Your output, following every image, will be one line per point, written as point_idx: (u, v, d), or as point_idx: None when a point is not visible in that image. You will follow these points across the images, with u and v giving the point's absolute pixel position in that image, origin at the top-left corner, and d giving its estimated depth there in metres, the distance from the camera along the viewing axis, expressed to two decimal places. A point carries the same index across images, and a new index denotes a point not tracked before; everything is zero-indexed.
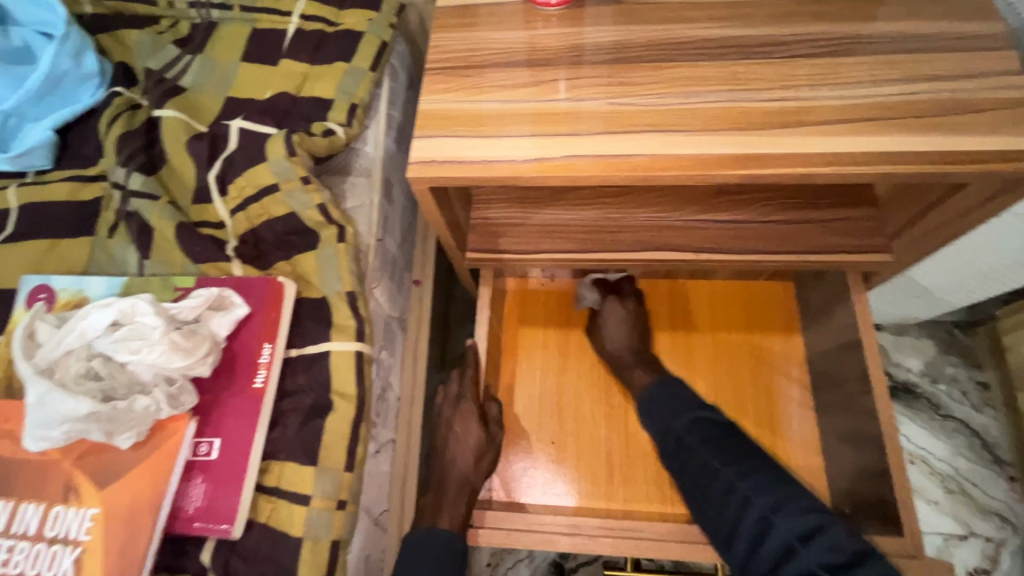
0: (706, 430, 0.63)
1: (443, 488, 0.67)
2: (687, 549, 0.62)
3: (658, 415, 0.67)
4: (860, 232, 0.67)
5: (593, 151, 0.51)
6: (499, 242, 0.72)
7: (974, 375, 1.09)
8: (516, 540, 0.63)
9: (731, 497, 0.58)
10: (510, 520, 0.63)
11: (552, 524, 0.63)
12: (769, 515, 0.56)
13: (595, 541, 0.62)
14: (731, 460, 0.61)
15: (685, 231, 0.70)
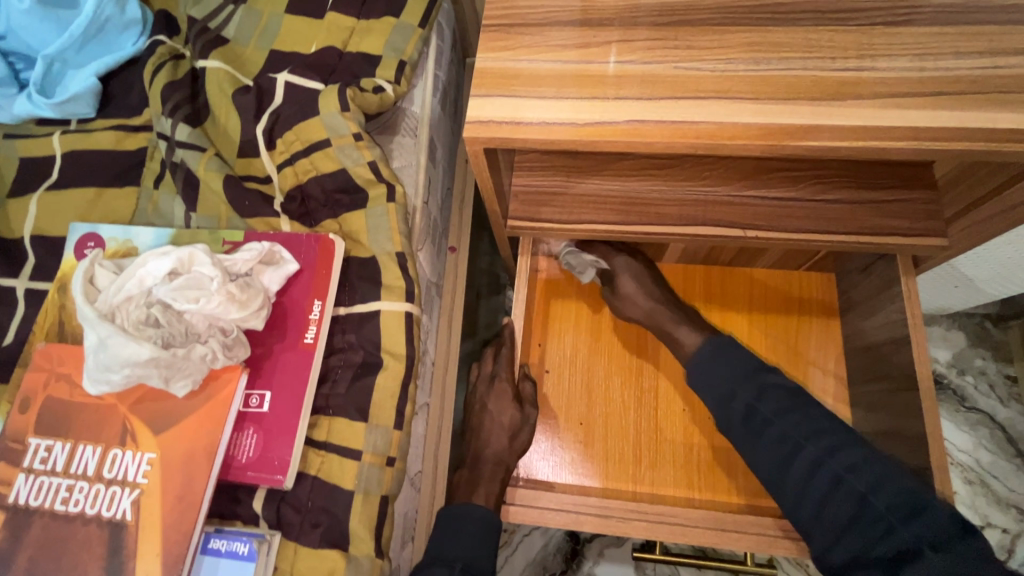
0: (777, 396, 0.59)
1: (477, 467, 0.63)
2: (720, 537, 0.59)
3: (714, 386, 0.62)
4: (916, 214, 0.65)
5: (654, 116, 0.49)
6: (541, 210, 0.71)
7: (1002, 369, 1.08)
8: (548, 520, 0.59)
9: (804, 465, 0.56)
10: (543, 500, 0.60)
11: (583, 506, 0.60)
12: (842, 481, 0.54)
13: (628, 524, 0.59)
14: (812, 434, 0.57)
15: (731, 207, 0.68)
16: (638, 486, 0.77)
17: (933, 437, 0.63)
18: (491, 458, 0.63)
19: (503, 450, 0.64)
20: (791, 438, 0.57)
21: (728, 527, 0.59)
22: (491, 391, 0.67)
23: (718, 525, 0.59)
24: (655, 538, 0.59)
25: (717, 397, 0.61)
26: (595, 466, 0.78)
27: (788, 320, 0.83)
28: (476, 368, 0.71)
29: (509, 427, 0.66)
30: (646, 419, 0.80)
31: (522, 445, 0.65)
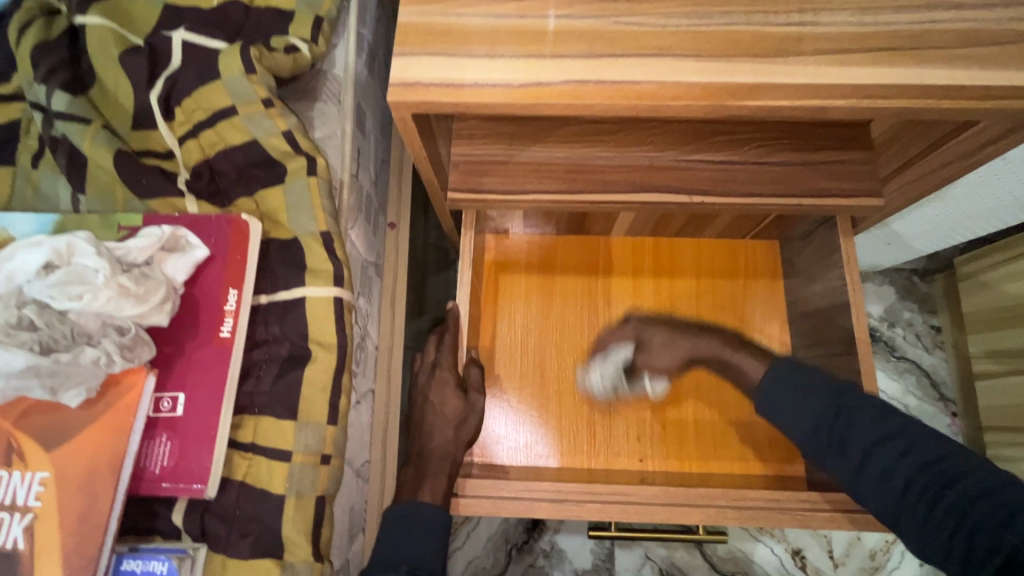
0: (870, 420, 0.53)
1: (424, 461, 0.60)
2: (673, 511, 0.59)
3: (803, 417, 0.57)
4: (854, 174, 0.66)
5: (594, 76, 0.45)
6: (483, 181, 0.68)
7: (928, 320, 1.14)
8: (500, 509, 0.58)
9: (922, 500, 0.48)
10: (496, 489, 0.59)
11: (539, 490, 0.59)
12: (987, 506, 0.45)
13: (581, 507, 0.59)
14: (907, 464, 0.50)
15: (677, 172, 0.67)
16: (591, 462, 0.79)
17: (870, 393, 0.65)
18: (436, 451, 0.61)
19: (449, 443, 0.62)
20: (889, 469, 0.50)
21: (680, 500, 0.60)
22: (433, 381, 0.65)
23: (670, 500, 0.60)
24: (609, 518, 0.59)
25: (807, 431, 0.56)
26: (549, 445, 0.80)
27: (734, 288, 0.84)
28: (420, 356, 0.68)
29: (455, 419, 0.63)
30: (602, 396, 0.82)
31: (468, 439, 0.63)
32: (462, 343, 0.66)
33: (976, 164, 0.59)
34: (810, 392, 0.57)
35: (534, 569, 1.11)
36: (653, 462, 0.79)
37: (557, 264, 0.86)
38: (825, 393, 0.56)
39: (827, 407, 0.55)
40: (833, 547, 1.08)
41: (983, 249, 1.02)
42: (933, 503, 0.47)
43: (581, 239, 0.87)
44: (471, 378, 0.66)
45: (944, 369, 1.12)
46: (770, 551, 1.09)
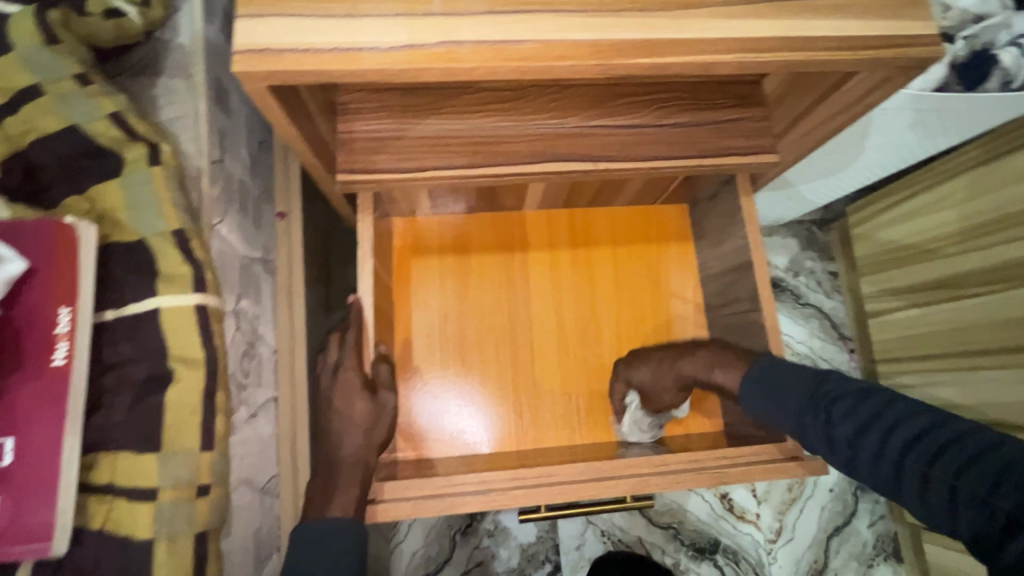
0: (857, 405, 0.53)
1: (330, 472, 0.55)
2: (600, 487, 0.59)
3: (790, 408, 0.58)
4: (750, 133, 0.66)
5: (473, 36, 0.41)
6: (376, 159, 0.62)
7: (827, 267, 1.24)
8: (424, 509, 0.56)
9: (918, 476, 0.47)
10: (418, 489, 0.57)
11: (463, 483, 0.58)
12: (972, 478, 0.44)
13: (508, 495, 0.57)
14: (906, 445, 0.48)
15: (580, 139, 0.64)
16: (521, 444, 0.78)
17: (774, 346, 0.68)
18: (345, 461, 0.55)
19: (359, 450, 0.56)
20: (913, 462, 0.47)
21: (606, 474, 0.60)
22: (337, 384, 0.59)
23: (596, 476, 0.59)
24: (537, 502, 0.58)
25: (793, 414, 0.57)
26: (476, 432, 0.78)
27: (648, 254, 0.85)
28: (320, 357, 0.62)
29: (365, 423, 0.58)
30: (525, 374, 0.80)
31: (380, 442, 0.58)
32: (368, 341, 0.61)
33: (852, 118, 0.61)
34: (794, 389, 0.58)
35: (479, 550, 1.10)
36: (580, 435, 0.79)
37: (471, 242, 0.83)
38: (849, 393, 0.54)
39: (809, 403, 0.56)
40: (755, 487, 1.16)
41: (872, 197, 1.11)
42: (925, 478, 0.46)
43: (493, 216, 0.83)
44: (379, 375, 0.61)
45: (842, 311, 1.22)
46: (701, 499, 1.14)
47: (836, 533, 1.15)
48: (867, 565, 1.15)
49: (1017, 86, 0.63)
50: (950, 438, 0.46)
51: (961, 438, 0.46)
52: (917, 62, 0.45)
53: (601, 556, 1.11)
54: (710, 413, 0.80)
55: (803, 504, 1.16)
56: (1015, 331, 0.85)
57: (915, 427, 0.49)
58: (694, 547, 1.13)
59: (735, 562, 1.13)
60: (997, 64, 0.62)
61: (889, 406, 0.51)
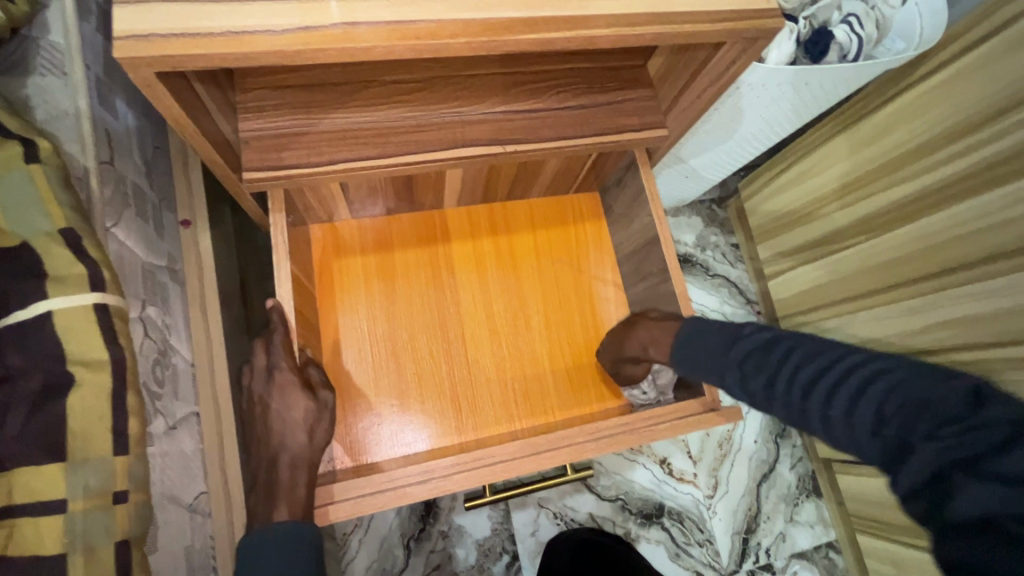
0: (762, 360, 0.58)
1: (271, 477, 0.53)
2: (540, 460, 0.61)
3: (711, 365, 0.63)
4: (640, 111, 0.73)
5: (366, 17, 0.42)
6: (283, 157, 0.61)
7: (729, 240, 1.39)
8: (369, 505, 0.56)
9: (820, 414, 0.53)
10: (359, 487, 0.57)
11: (405, 476, 0.58)
12: (861, 411, 0.50)
13: (452, 481, 0.58)
14: (806, 389, 0.54)
15: (488, 124, 0.67)
16: (464, 435, 0.78)
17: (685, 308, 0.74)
18: (287, 462, 0.53)
19: (303, 450, 0.55)
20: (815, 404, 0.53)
21: (545, 447, 0.62)
22: (271, 388, 0.55)
23: (535, 450, 0.62)
24: (480, 483, 0.59)
25: (716, 373, 0.63)
26: (416, 431, 0.77)
27: (567, 236, 0.89)
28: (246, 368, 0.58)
29: (306, 421, 0.56)
30: (459, 366, 0.81)
31: (323, 441, 0.57)
32: (298, 340, 0.58)
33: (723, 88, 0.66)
34: (716, 345, 0.63)
35: (436, 553, 1.09)
36: (521, 418, 0.80)
37: (392, 239, 0.83)
38: (758, 345, 0.60)
39: (726, 359, 0.61)
40: (690, 448, 1.24)
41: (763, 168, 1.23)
42: (825, 418, 0.52)
43: (413, 215, 0.84)
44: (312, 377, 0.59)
45: (747, 278, 1.36)
46: (643, 467, 1.20)
47: (764, 480, 1.26)
48: (794, 504, 1.26)
49: (851, 57, 0.74)
50: (839, 375, 0.52)
51: (853, 371, 0.52)
52: (766, 31, 0.52)
53: (555, 537, 1.13)
54: None
55: (733, 458, 1.25)
56: (886, 273, 0.97)
57: (808, 372, 0.55)
58: (642, 514, 1.18)
59: (680, 521, 1.20)
60: (833, 39, 0.73)
61: (787, 357, 0.57)
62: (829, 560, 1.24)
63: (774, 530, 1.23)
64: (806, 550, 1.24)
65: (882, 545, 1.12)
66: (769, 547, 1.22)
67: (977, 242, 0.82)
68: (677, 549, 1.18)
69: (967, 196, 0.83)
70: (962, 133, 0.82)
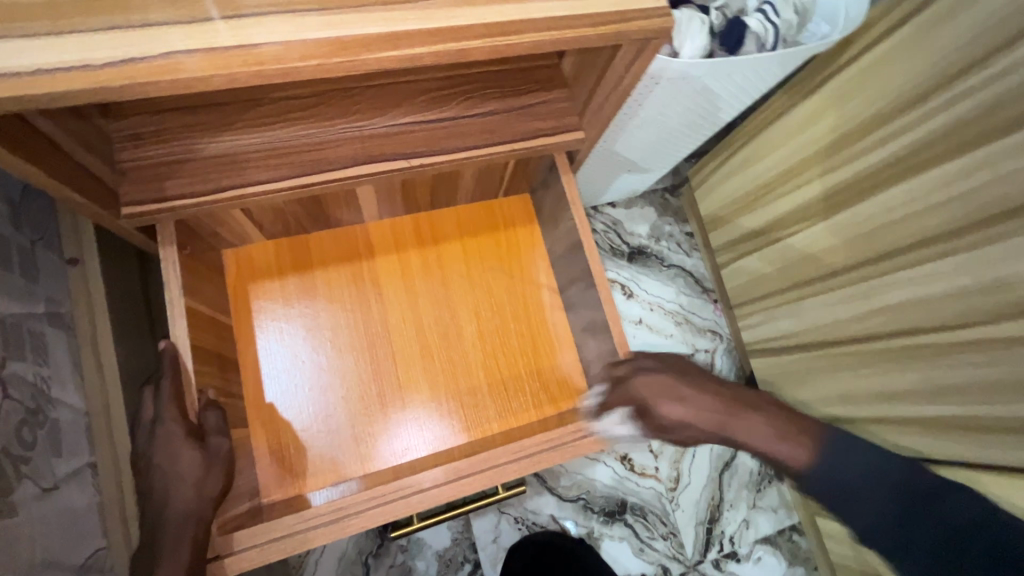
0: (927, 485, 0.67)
1: (156, 536, 0.50)
2: (459, 486, 0.60)
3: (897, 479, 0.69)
4: (555, 114, 0.70)
5: (200, 44, 0.39)
6: (166, 187, 0.58)
7: (683, 229, 1.38)
8: (273, 552, 0.54)
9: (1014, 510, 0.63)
10: (265, 533, 0.54)
11: (317, 515, 0.56)
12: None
13: (364, 517, 0.56)
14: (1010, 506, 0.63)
15: (389, 137, 0.64)
16: (397, 459, 0.76)
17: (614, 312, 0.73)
18: (172, 519, 0.51)
19: (190, 503, 0.52)
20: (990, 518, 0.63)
21: (465, 471, 0.60)
22: (155, 440, 0.53)
23: (456, 475, 0.60)
24: (397, 515, 0.57)
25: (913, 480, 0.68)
26: (346, 460, 0.75)
27: (499, 242, 0.86)
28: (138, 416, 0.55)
29: (195, 472, 0.53)
30: (390, 385, 0.78)
31: (214, 492, 0.54)
32: (189, 386, 0.56)
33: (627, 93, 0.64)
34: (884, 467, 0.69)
35: (396, 568, 1.07)
36: (457, 436, 0.78)
37: (312, 258, 0.80)
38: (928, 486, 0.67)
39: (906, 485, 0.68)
40: (650, 442, 1.23)
41: (710, 155, 1.22)
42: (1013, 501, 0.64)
43: (334, 233, 0.81)
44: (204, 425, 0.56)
45: (702, 267, 1.36)
46: (603, 465, 1.19)
47: (725, 468, 1.26)
48: (756, 490, 1.26)
49: (768, 47, 0.72)
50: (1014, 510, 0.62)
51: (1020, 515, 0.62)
52: (657, 32, 0.50)
53: (517, 542, 1.12)
54: (580, 387, 0.83)
55: (694, 449, 1.25)
56: (827, 260, 0.97)
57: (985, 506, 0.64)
58: (604, 512, 1.18)
59: (644, 516, 1.19)
60: (746, 29, 0.70)
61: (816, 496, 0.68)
62: (792, 542, 1.25)
63: (737, 518, 1.24)
64: (769, 535, 1.25)
65: (840, 527, 1.13)
66: (733, 534, 1.23)
67: (909, 226, 0.81)
68: (641, 544, 1.18)
69: (896, 180, 0.81)
70: (891, 116, 0.80)
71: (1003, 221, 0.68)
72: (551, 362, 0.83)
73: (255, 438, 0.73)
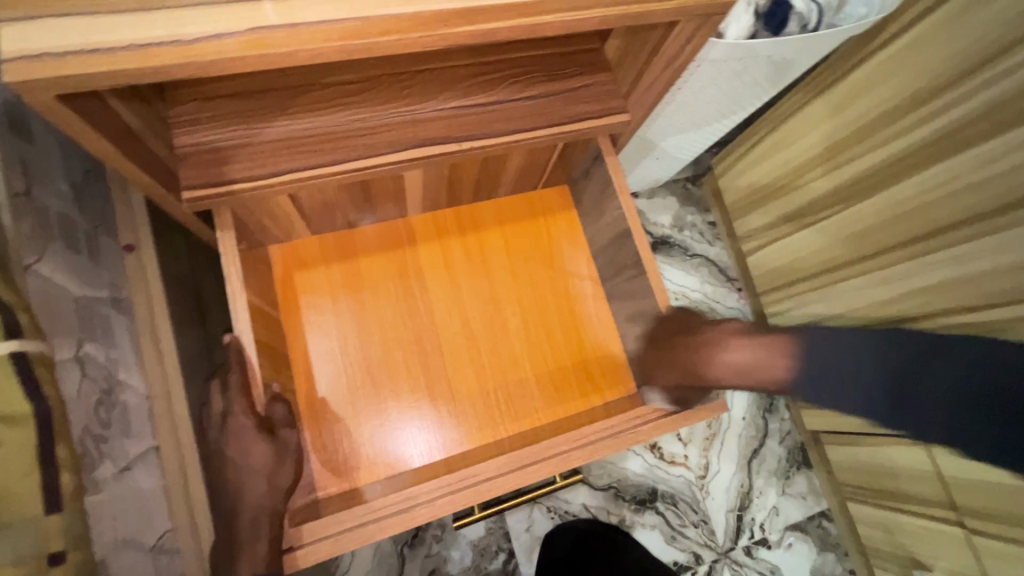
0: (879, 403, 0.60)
1: (232, 528, 0.52)
2: (520, 471, 0.60)
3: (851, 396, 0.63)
4: (599, 97, 0.70)
5: (287, 18, 0.39)
6: (225, 170, 0.58)
7: (705, 218, 1.38)
8: (345, 544, 0.55)
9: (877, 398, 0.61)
10: (333, 524, 0.55)
11: (383, 505, 0.56)
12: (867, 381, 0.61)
13: (431, 505, 0.57)
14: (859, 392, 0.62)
15: (441, 121, 0.64)
16: (445, 451, 0.76)
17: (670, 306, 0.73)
18: (247, 512, 0.53)
19: (264, 497, 0.54)
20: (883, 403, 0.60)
21: (524, 458, 0.61)
22: (228, 434, 0.54)
23: (518, 465, 0.60)
24: (460, 501, 0.58)
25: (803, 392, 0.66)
26: (399, 452, 0.75)
27: (538, 231, 0.87)
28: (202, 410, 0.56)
29: (270, 464, 0.56)
30: (436, 375, 0.79)
31: (287, 486, 0.56)
32: (255, 379, 0.56)
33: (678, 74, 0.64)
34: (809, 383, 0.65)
35: (431, 558, 1.08)
36: (502, 426, 0.78)
37: (355, 251, 0.80)
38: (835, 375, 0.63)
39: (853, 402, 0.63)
40: (679, 432, 1.23)
41: (735, 142, 1.23)
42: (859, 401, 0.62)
43: (378, 226, 0.81)
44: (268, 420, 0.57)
45: (726, 256, 1.36)
46: (634, 455, 1.20)
47: (754, 456, 1.26)
48: (785, 477, 1.26)
49: (811, 27, 0.72)
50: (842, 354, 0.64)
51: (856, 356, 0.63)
52: (719, 7, 0.50)
53: (550, 531, 1.12)
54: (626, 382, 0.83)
55: (722, 438, 1.25)
56: (859, 243, 0.97)
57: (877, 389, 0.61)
58: (636, 501, 1.18)
59: (675, 504, 1.20)
60: (792, 10, 0.69)
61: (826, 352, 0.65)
62: (822, 529, 1.25)
63: (767, 505, 1.24)
64: (799, 522, 1.24)
65: (872, 510, 1.13)
66: (763, 521, 1.23)
67: (949, 206, 0.81)
68: (673, 532, 1.18)
69: (935, 161, 0.82)
70: (928, 97, 0.80)
71: None
72: (593, 351, 0.84)
73: (307, 432, 0.73)
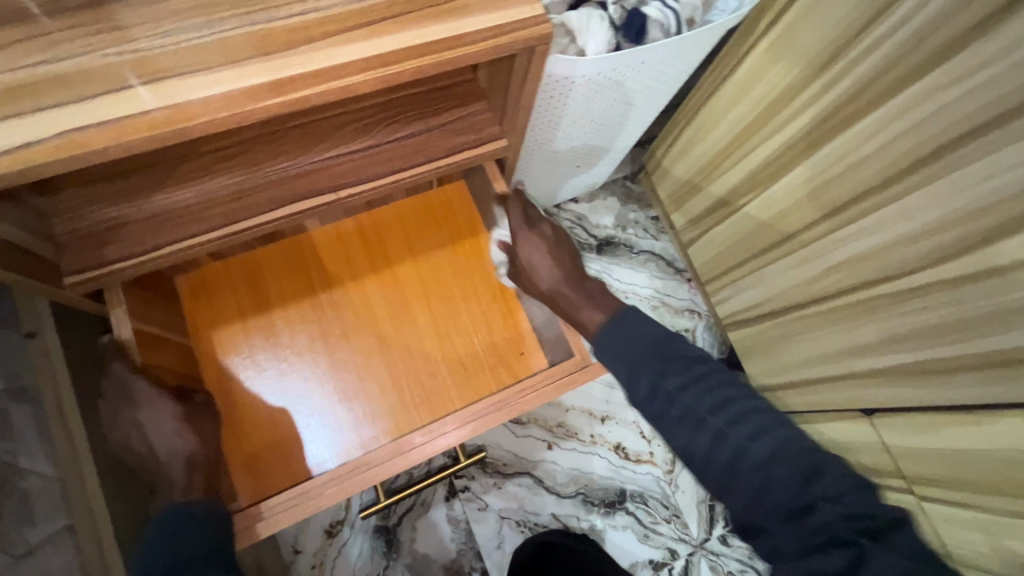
0: None
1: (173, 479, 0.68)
2: None
3: None
4: (478, 126, 0.71)
5: (95, 118, 0.42)
6: (105, 252, 0.60)
7: (648, 214, 1.39)
8: None
9: None
10: None
11: None
12: None
13: None
14: None
15: (316, 173, 0.66)
16: (366, 448, 0.77)
17: (570, 264, 0.85)
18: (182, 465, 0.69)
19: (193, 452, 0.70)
20: None
21: None
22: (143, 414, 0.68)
23: None
24: None
25: None
26: (318, 454, 0.77)
27: (440, 227, 0.88)
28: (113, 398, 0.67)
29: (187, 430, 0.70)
30: (350, 378, 0.80)
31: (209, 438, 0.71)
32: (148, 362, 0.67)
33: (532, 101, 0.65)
34: None
35: None
36: (421, 418, 0.79)
37: (259, 272, 0.82)
38: None
39: None
40: (642, 429, 1.24)
41: (661, 137, 1.25)
42: None
43: (280, 246, 0.84)
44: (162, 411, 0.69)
45: (672, 249, 1.37)
46: (598, 457, 1.21)
47: None
48: None
49: (673, 31, 0.74)
50: None
51: None
52: (539, 39, 0.52)
53: (521, 545, 1.14)
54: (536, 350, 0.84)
55: None
56: (774, 226, 0.98)
57: None
58: (605, 503, 1.19)
59: (644, 502, 1.20)
60: (646, 18, 0.72)
61: None
62: None
63: None
64: None
65: None
66: None
67: (844, 183, 0.82)
68: (645, 530, 1.19)
69: (823, 141, 0.83)
70: (809, 79, 0.82)
71: (921, 168, 0.70)
72: (507, 333, 0.84)
73: (224, 445, 0.75)
